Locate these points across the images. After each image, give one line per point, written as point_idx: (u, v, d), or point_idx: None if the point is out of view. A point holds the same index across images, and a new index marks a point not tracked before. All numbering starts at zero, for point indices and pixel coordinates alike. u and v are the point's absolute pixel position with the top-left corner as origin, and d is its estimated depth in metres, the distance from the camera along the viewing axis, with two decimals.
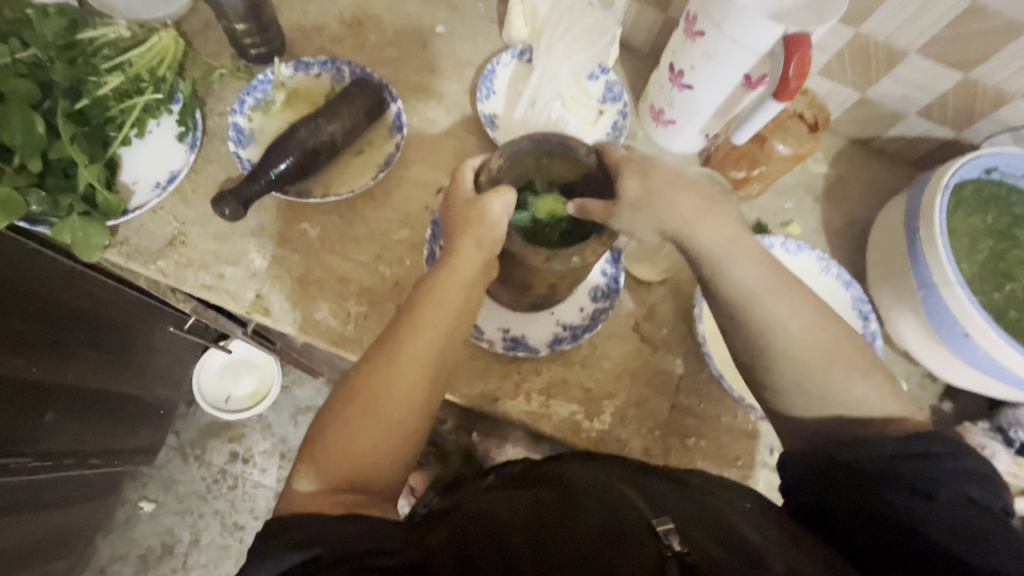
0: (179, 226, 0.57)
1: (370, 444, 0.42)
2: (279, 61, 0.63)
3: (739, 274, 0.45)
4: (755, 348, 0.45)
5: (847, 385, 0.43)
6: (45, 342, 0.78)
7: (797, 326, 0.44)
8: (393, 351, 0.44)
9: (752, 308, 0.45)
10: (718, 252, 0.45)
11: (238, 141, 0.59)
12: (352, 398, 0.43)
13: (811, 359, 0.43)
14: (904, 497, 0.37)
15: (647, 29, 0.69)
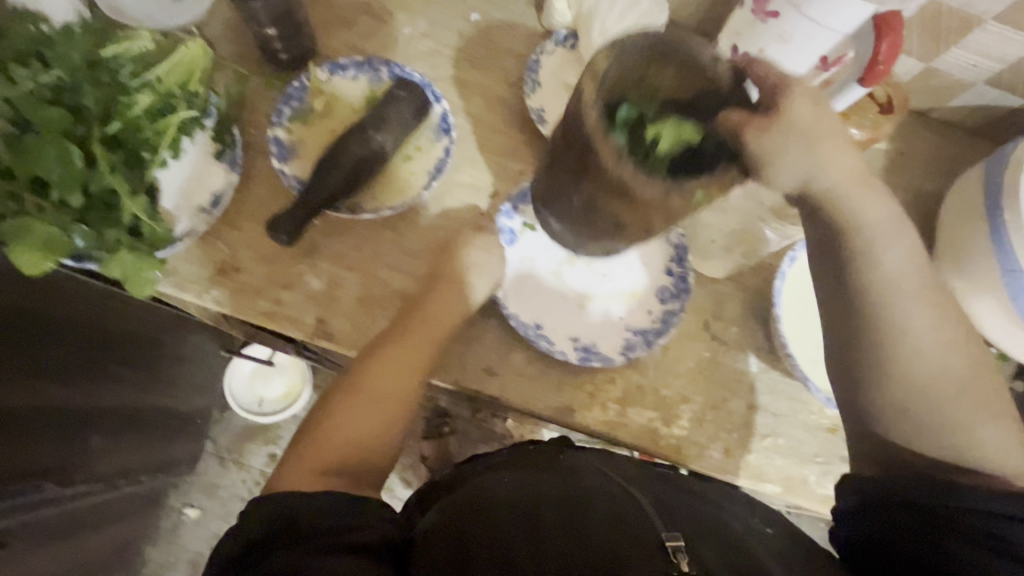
0: (229, 250, 0.55)
1: (355, 433, 0.51)
2: (314, 64, 0.59)
3: (885, 270, 0.45)
4: (886, 349, 0.44)
5: (983, 419, 0.43)
6: (84, 367, 0.77)
7: (935, 349, 0.44)
8: (384, 356, 0.52)
9: (894, 322, 0.44)
10: (876, 239, 0.45)
11: (281, 156, 0.56)
12: (346, 393, 0.51)
13: (953, 376, 0.44)
14: (980, 554, 0.38)
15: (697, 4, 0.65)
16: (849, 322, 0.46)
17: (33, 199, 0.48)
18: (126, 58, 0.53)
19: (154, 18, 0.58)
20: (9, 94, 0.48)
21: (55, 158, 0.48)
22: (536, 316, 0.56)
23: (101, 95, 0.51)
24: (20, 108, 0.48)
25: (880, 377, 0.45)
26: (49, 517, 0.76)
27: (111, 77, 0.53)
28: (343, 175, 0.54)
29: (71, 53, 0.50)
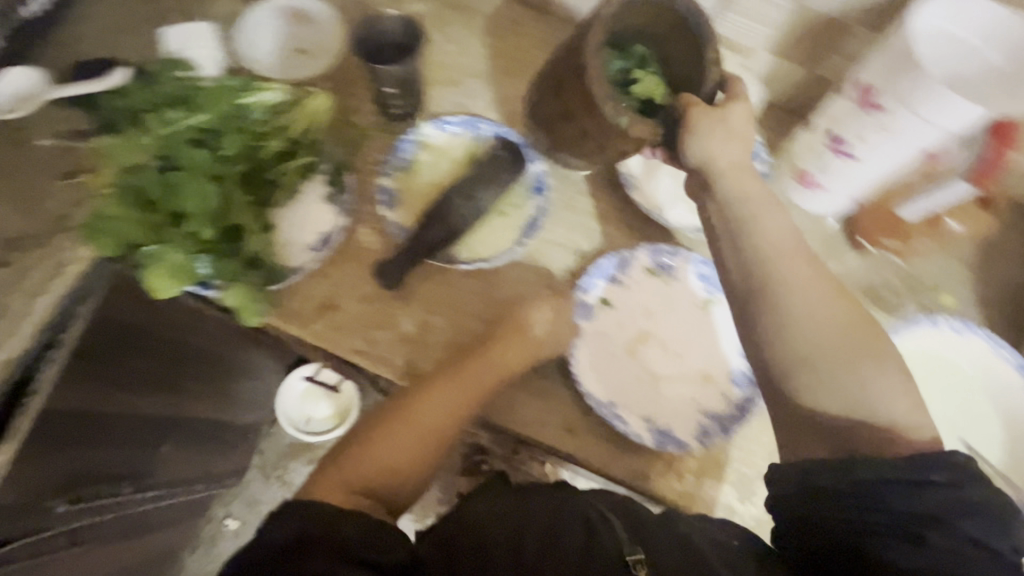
0: (331, 289, 0.58)
1: (389, 458, 0.53)
2: (421, 120, 0.63)
3: (764, 231, 0.50)
4: (771, 318, 0.49)
5: (868, 381, 0.47)
6: (168, 384, 0.79)
7: (813, 296, 0.48)
8: (438, 393, 0.54)
9: (769, 270, 0.49)
10: (750, 202, 0.51)
11: (387, 205, 0.60)
12: (386, 420, 0.54)
13: (829, 333, 0.48)
14: (896, 546, 0.42)
15: (793, 85, 0.67)
16: (745, 289, 0.50)
17: (172, 227, 0.54)
18: (261, 106, 0.59)
19: (278, 69, 0.64)
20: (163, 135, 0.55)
21: (193, 187, 0.53)
22: (612, 393, 0.57)
23: (238, 136, 0.57)
24: (170, 147, 0.55)
25: (776, 333, 0.49)
26: (115, 520, 0.80)
27: (247, 121, 0.58)
28: (445, 232, 0.57)
29: (216, 98, 0.57)
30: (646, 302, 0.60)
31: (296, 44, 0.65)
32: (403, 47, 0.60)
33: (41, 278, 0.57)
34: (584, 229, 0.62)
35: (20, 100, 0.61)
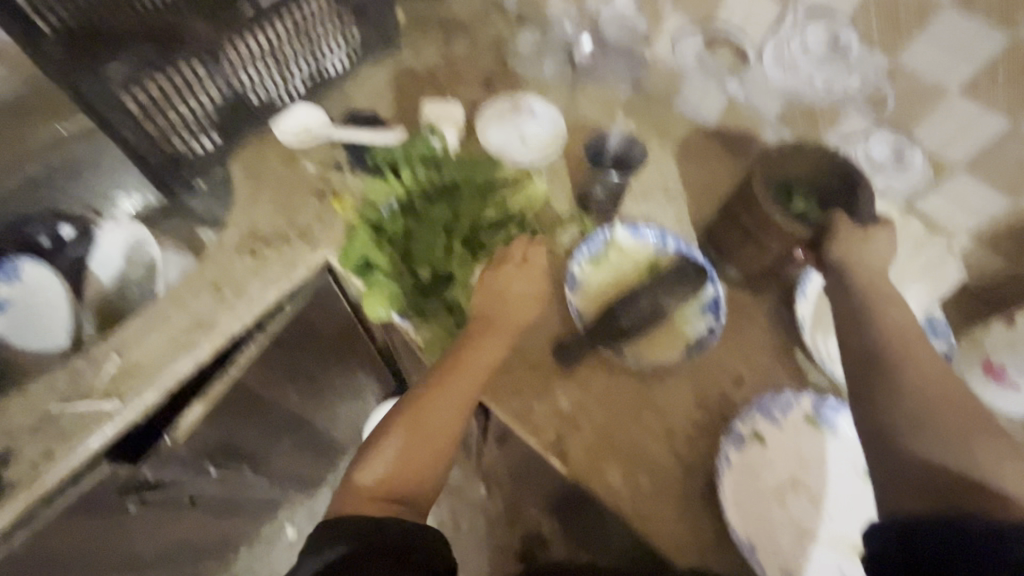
0: (503, 349, 0.63)
1: (420, 463, 0.55)
2: (615, 221, 0.68)
3: (897, 322, 0.55)
4: (897, 376, 0.53)
5: (946, 439, 0.50)
6: (313, 387, 0.87)
7: (937, 372, 0.53)
8: (441, 389, 0.57)
9: (895, 344, 0.54)
10: (886, 292, 0.57)
11: (572, 289, 0.65)
12: (414, 416, 0.56)
13: (924, 389, 0.52)
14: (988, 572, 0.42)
15: (985, 273, 0.67)
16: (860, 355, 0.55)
17: (400, 263, 0.66)
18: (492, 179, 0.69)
19: (503, 150, 0.76)
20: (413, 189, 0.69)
21: (427, 239, 0.66)
22: (753, 533, 0.56)
23: (469, 199, 0.68)
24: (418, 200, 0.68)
25: (898, 402, 0.52)
26: (225, 495, 0.86)
27: (477, 187, 0.69)
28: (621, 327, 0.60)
29: (461, 168, 0.69)
30: (801, 450, 0.59)
31: (520, 132, 0.77)
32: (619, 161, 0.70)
33: (278, 274, 0.68)
34: (747, 357, 0.64)
35: (304, 133, 0.77)
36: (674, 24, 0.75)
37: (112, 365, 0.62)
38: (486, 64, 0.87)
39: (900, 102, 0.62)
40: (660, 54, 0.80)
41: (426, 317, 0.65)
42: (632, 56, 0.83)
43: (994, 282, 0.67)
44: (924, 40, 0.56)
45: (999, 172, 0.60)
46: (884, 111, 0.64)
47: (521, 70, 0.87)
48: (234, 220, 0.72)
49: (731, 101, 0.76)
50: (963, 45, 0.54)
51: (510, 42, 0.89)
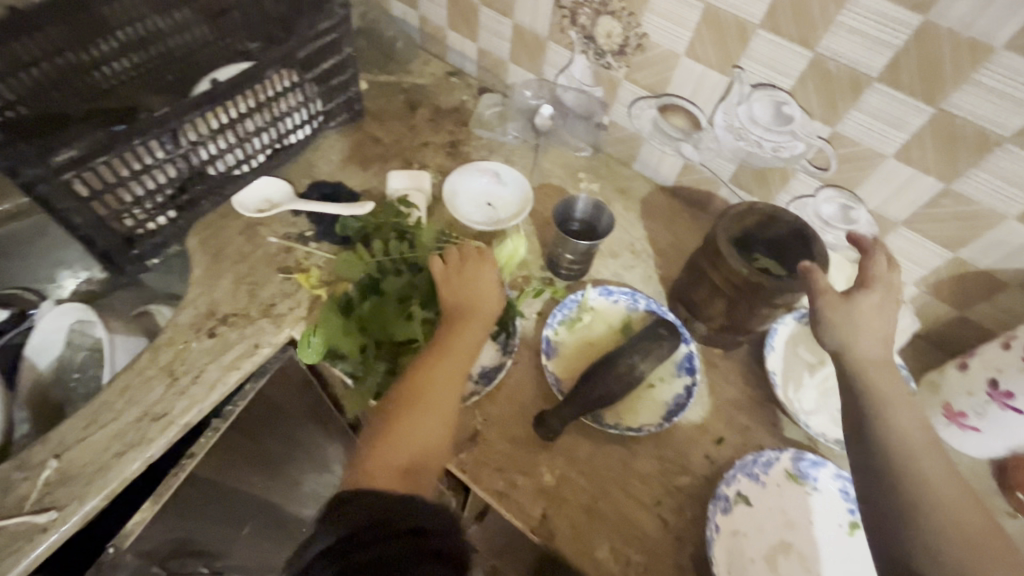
0: (481, 423, 0.61)
1: (423, 438, 0.52)
2: (588, 284, 0.70)
3: (908, 434, 0.47)
4: (902, 496, 0.45)
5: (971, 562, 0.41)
6: (275, 466, 0.82)
7: (954, 496, 0.44)
8: (428, 369, 0.55)
9: (904, 459, 0.46)
10: (886, 398, 0.49)
11: (547, 354, 0.65)
12: (404, 402, 0.53)
13: (941, 495, 0.44)
14: None
15: (934, 319, 0.71)
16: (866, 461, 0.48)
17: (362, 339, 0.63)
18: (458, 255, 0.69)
19: (471, 216, 0.77)
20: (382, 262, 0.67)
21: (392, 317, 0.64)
22: None
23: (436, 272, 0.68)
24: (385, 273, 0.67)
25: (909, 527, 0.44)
26: None
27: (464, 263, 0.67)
28: (603, 391, 0.59)
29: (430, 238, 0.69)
30: (786, 509, 0.58)
31: (487, 198, 0.79)
32: (587, 223, 0.70)
33: (240, 354, 0.64)
34: (725, 416, 0.64)
35: (266, 204, 0.77)
36: (629, 92, 0.79)
37: (46, 471, 0.56)
38: (450, 131, 0.90)
39: (844, 166, 0.66)
40: (617, 119, 0.84)
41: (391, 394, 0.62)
42: (591, 121, 0.86)
43: (943, 328, 0.71)
44: (860, 111, 0.61)
45: (939, 228, 0.64)
46: (827, 174, 0.68)
47: (484, 136, 0.89)
48: (190, 298, 0.68)
49: (688, 162, 0.80)
50: (895, 117, 0.59)
51: (472, 110, 0.92)
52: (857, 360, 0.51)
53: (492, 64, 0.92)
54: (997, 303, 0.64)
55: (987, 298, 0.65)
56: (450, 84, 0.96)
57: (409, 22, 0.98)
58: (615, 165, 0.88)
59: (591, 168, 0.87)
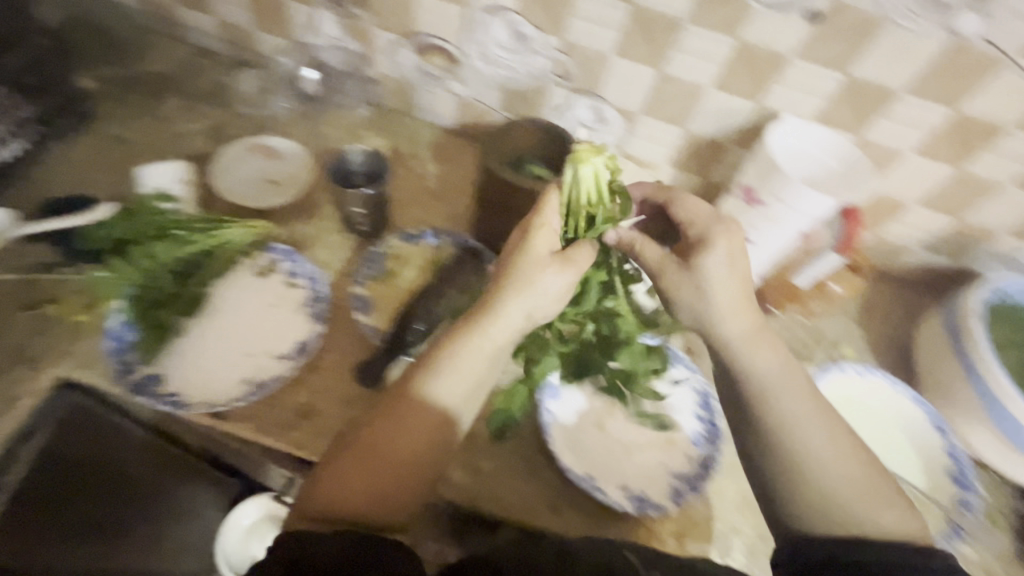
0: (308, 397, 0.59)
1: (353, 486, 0.47)
2: (388, 234, 0.71)
3: (779, 402, 0.52)
4: (783, 461, 0.51)
5: (843, 472, 0.50)
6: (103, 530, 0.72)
7: (824, 444, 0.51)
8: (388, 432, 0.49)
9: (782, 430, 0.52)
10: (757, 373, 0.54)
11: (360, 309, 0.64)
12: (355, 445, 0.49)
13: (811, 432, 0.51)
14: None
15: (689, 191, 0.84)
16: (751, 434, 0.54)
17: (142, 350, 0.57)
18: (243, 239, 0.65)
19: (248, 195, 0.72)
20: (142, 261, 0.59)
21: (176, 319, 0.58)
22: (587, 466, 0.60)
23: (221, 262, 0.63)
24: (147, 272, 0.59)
25: (792, 481, 0.51)
26: None
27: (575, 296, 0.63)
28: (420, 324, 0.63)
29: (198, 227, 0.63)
30: None
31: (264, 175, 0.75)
32: (371, 174, 0.69)
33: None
34: None
35: None
36: (385, 40, 0.79)
37: None
38: (210, 116, 0.83)
39: (582, 74, 0.74)
40: (384, 71, 0.83)
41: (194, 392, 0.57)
42: (360, 78, 0.85)
43: (696, 196, 0.84)
44: (579, 18, 0.68)
45: (666, 110, 0.74)
46: (572, 83, 0.76)
47: (250, 114, 0.84)
48: None
49: (461, 100, 0.83)
50: (606, 17, 0.67)
51: (232, 89, 0.85)
52: (723, 343, 0.56)
53: (239, 36, 0.85)
54: (726, 163, 0.78)
55: (719, 161, 0.78)
56: (201, 68, 0.87)
57: (127, 3, 0.86)
58: (397, 117, 0.88)
59: (374, 125, 0.87)
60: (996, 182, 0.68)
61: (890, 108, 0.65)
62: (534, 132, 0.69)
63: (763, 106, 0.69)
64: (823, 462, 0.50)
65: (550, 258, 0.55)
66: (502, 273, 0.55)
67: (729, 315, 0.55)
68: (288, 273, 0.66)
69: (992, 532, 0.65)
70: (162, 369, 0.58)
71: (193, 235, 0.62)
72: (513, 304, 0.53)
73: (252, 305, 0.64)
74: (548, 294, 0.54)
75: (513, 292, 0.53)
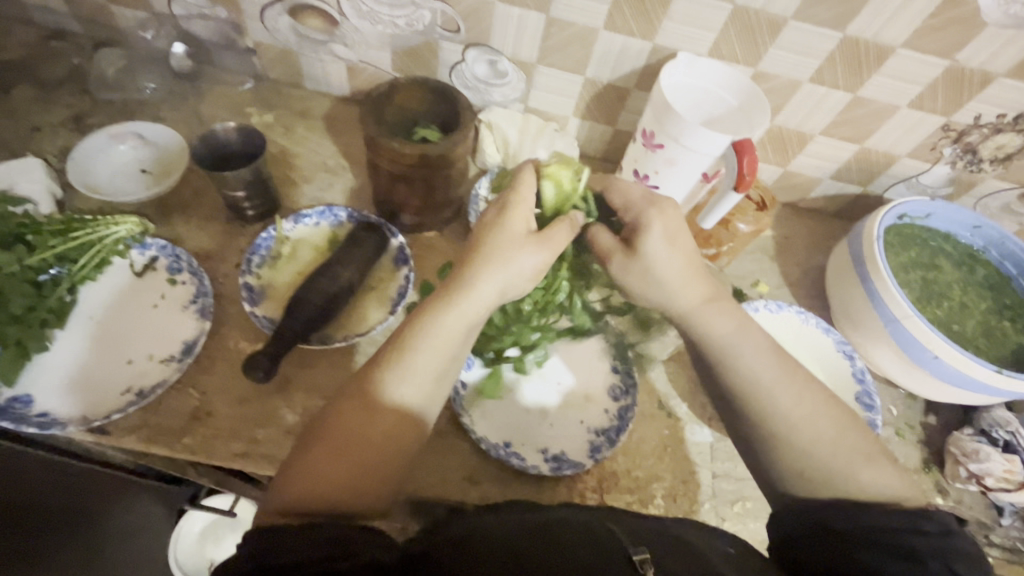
0: (200, 398, 0.56)
1: (334, 475, 0.41)
2: (279, 217, 0.66)
3: (746, 367, 0.48)
4: (756, 427, 0.47)
5: (818, 425, 0.45)
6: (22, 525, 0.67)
7: (797, 404, 0.46)
8: (363, 418, 0.43)
9: (753, 395, 0.47)
10: (721, 340, 0.50)
11: (251, 300, 0.60)
12: (330, 429, 0.42)
13: (780, 389, 0.47)
14: (894, 561, 0.38)
15: (598, 142, 0.82)
16: (724, 402, 0.50)
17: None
18: (113, 239, 0.60)
19: (119, 187, 0.67)
20: None
21: (37, 332, 0.53)
22: (504, 434, 0.59)
23: (89, 265, 0.59)
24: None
25: (770, 447, 0.46)
26: None
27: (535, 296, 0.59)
28: (313, 310, 0.58)
29: (58, 231, 0.58)
30: None
31: (136, 164, 0.69)
32: (250, 155, 0.65)
33: None
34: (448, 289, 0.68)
35: None
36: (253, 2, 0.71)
37: None
38: (69, 106, 0.75)
39: (469, 25, 0.69)
40: (259, 38, 0.75)
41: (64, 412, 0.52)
42: (236, 49, 0.78)
43: (606, 147, 0.82)
44: None
45: (562, 57, 0.70)
46: (461, 36, 0.71)
47: (115, 99, 0.76)
48: None
49: (349, 64, 0.77)
50: None
51: (92, 72, 0.77)
52: (681, 314, 0.52)
53: (90, 11, 0.76)
54: (630, 109, 0.75)
55: (623, 107, 0.76)
56: (54, 51, 0.79)
57: None
58: (284, 89, 0.81)
59: (260, 100, 0.80)
60: (890, 105, 0.68)
61: (781, 36, 0.63)
62: (419, 90, 0.65)
63: (657, 45, 0.67)
64: (802, 421, 0.46)
65: (525, 236, 0.49)
66: (493, 230, 0.49)
67: (676, 290, 0.51)
68: (167, 270, 0.62)
69: (901, 446, 0.68)
70: (29, 389, 0.53)
71: (51, 240, 0.58)
72: (488, 278, 0.47)
73: (131, 309, 0.59)
74: (524, 274, 0.48)
75: (487, 265, 0.47)
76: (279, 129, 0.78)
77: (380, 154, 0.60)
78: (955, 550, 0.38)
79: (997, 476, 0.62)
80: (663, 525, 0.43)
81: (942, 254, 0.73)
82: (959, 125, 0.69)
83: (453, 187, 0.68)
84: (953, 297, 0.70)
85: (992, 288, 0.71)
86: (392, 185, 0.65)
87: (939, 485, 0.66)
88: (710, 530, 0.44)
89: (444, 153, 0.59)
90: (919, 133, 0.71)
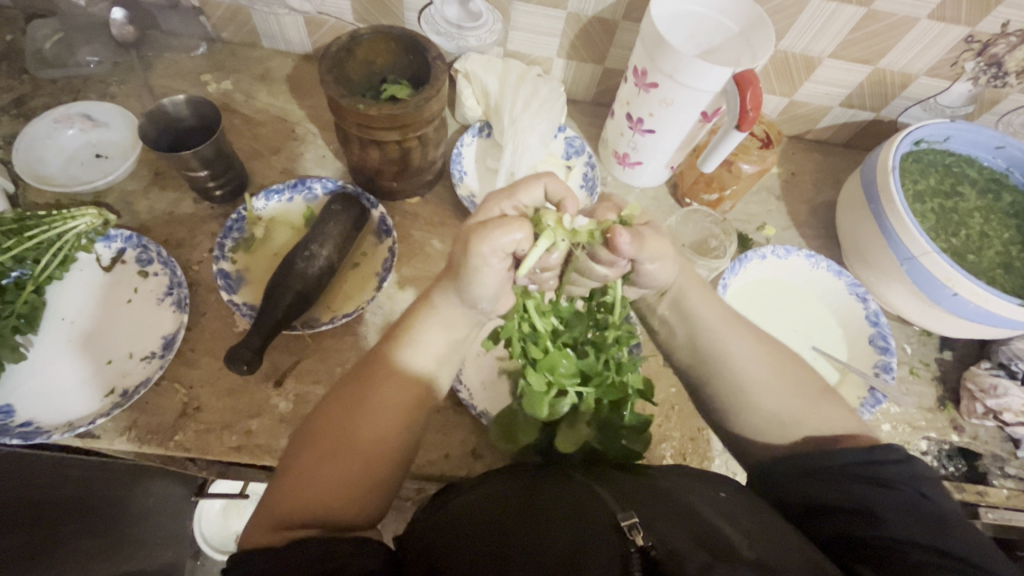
0: (188, 392, 0.55)
1: (328, 484, 0.39)
2: (249, 196, 0.62)
3: (705, 322, 0.49)
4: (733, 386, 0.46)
5: (771, 364, 0.47)
6: None
7: (754, 359, 0.47)
8: (342, 426, 0.40)
9: (724, 356, 0.47)
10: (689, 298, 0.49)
11: (228, 287, 0.57)
12: (317, 436, 0.40)
13: (737, 347, 0.47)
14: (873, 492, 0.38)
15: (587, 83, 0.75)
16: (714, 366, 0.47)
17: None
18: (74, 233, 0.56)
19: (77, 176, 0.64)
20: None
21: (8, 341, 0.51)
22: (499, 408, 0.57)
23: (52, 264, 0.55)
24: None
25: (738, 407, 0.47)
26: None
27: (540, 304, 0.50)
28: (293, 294, 0.53)
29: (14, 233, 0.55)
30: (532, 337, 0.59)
31: (90, 148, 0.65)
32: (207, 130, 0.60)
33: None
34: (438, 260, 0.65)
35: None
36: None
37: None
38: (8, 89, 0.70)
39: None
40: None
41: (44, 418, 0.50)
42: (180, 10, 0.71)
43: (596, 89, 0.76)
44: None
45: None
46: None
47: (57, 78, 0.70)
48: None
49: (307, 16, 0.70)
50: None
51: (27, 48, 0.71)
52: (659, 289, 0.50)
53: None
54: (620, 45, 0.69)
55: (612, 44, 0.69)
56: None
57: None
58: (240, 51, 0.75)
59: (215, 65, 0.74)
60: (908, 18, 0.61)
61: None
62: (383, 41, 0.59)
63: None
64: (773, 376, 0.46)
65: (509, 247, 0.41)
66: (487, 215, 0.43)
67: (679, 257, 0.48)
68: (136, 262, 0.58)
69: (915, 386, 0.66)
70: (9, 400, 0.51)
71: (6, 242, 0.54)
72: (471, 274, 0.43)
73: (105, 307, 0.57)
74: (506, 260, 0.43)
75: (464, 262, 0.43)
76: (240, 95, 0.72)
77: (345, 118, 0.54)
78: (921, 477, 0.39)
79: (1016, 411, 0.60)
80: (658, 484, 0.41)
81: (965, 179, 0.68)
82: (984, 35, 0.62)
83: (431, 148, 0.63)
84: (973, 226, 0.66)
85: (1015, 215, 0.67)
86: (367, 153, 0.60)
87: (955, 422, 0.64)
88: (704, 480, 0.42)
89: (417, 111, 0.54)
90: (938, 47, 0.64)
